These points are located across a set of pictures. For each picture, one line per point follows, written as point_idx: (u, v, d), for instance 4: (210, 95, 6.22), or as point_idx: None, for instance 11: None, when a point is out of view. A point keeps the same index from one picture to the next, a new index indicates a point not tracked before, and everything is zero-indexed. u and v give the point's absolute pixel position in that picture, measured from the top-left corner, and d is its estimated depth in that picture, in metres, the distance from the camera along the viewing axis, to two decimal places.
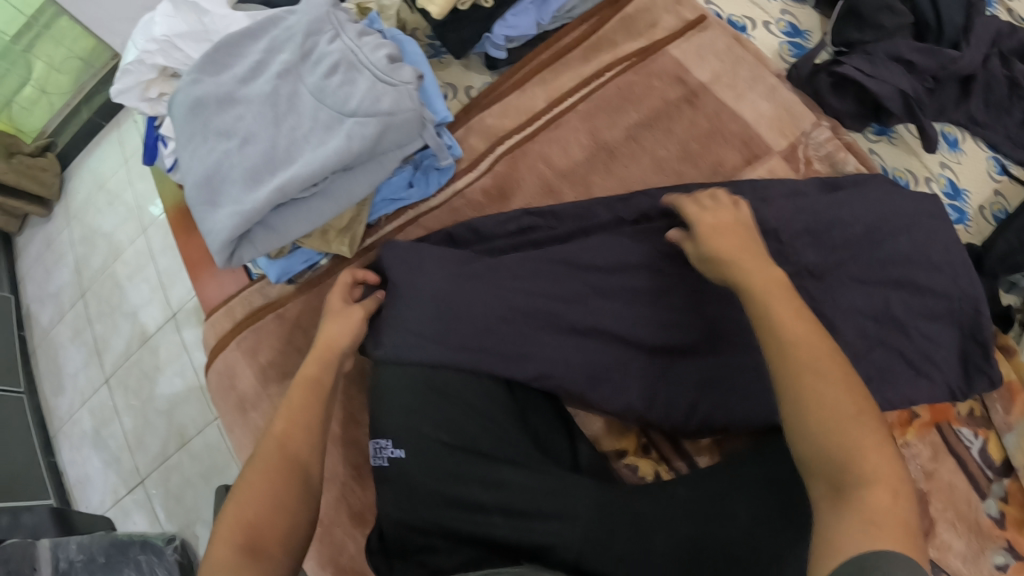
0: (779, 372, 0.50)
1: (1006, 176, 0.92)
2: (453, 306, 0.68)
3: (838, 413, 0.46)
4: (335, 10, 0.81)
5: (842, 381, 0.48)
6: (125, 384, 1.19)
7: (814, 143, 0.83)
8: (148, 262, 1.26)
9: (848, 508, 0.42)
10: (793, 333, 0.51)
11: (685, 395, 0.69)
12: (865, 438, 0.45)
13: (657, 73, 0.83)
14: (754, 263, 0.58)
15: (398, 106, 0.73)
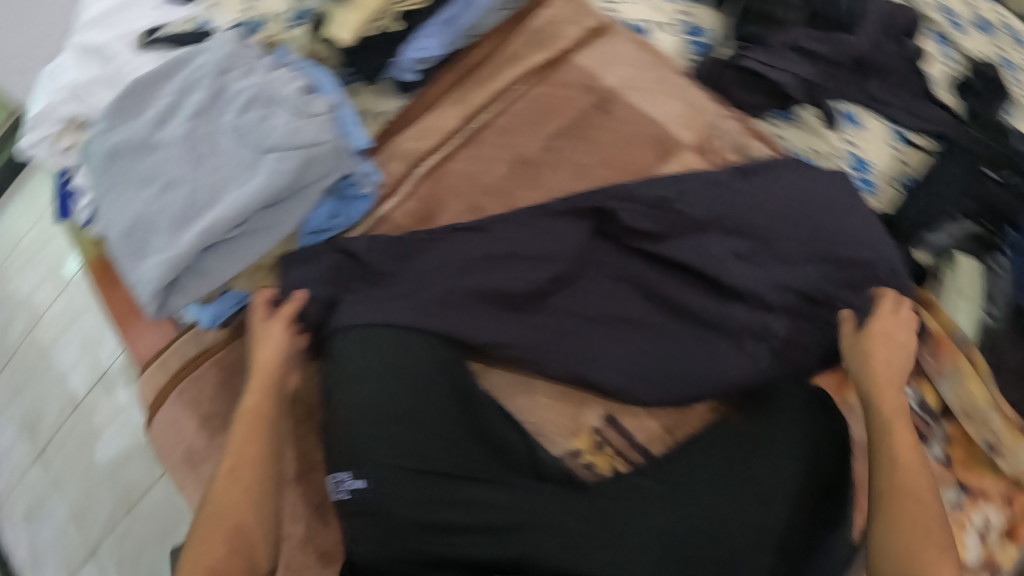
0: (882, 504, 0.69)
1: (906, 145, 0.95)
2: (407, 295, 0.74)
3: (919, 548, 0.65)
4: (243, 46, 0.82)
5: (914, 518, 0.67)
6: (62, 453, 1.15)
7: (723, 134, 0.86)
8: (78, 316, 1.22)
9: None
10: (906, 460, 0.70)
11: (631, 352, 0.77)
12: (927, 547, 0.65)
13: (567, 83, 0.86)
14: (903, 425, 0.72)
15: (319, 138, 0.75)
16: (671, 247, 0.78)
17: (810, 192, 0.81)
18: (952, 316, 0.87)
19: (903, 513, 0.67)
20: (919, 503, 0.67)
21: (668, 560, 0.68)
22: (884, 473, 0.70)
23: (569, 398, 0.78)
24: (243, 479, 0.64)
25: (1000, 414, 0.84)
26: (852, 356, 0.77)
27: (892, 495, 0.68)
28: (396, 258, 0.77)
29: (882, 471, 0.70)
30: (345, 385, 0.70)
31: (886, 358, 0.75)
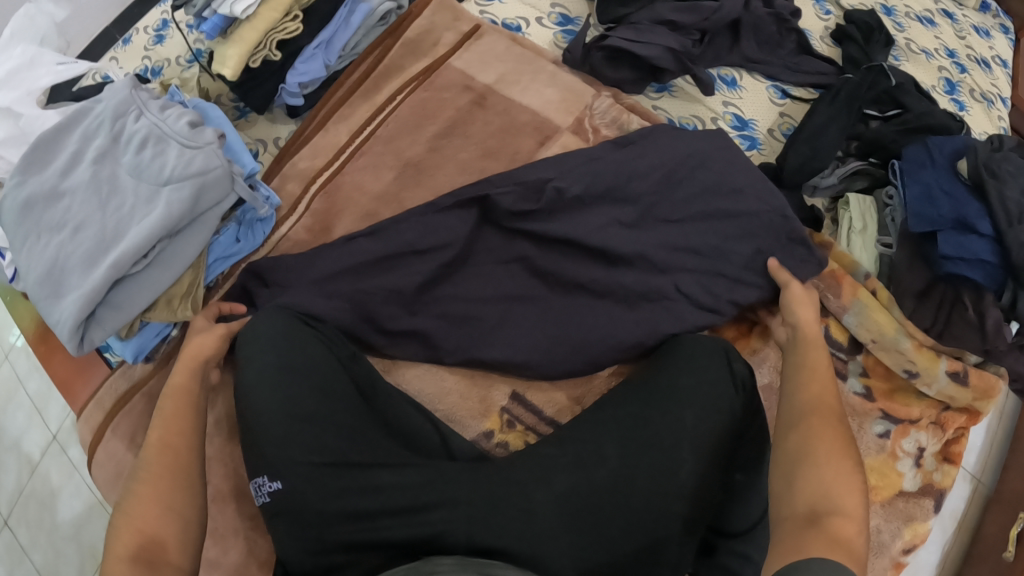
0: (801, 439, 0.63)
1: (787, 99, 1.00)
2: (313, 299, 0.78)
3: (832, 485, 0.58)
4: (137, 91, 0.87)
5: (828, 436, 0.62)
6: (25, 519, 1.22)
7: (599, 113, 0.91)
8: (18, 388, 1.30)
9: (820, 528, 0.55)
10: (827, 404, 0.66)
11: (526, 327, 0.79)
12: (840, 472, 0.59)
13: (445, 86, 0.91)
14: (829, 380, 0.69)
15: (207, 165, 0.79)
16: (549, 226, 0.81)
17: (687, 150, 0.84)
18: (849, 252, 0.89)
19: (817, 447, 0.62)
20: (832, 423, 0.63)
21: (578, 519, 0.67)
22: (797, 399, 0.67)
23: (477, 383, 0.81)
24: (179, 448, 0.66)
25: (910, 339, 0.85)
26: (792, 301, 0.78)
27: (803, 416, 0.65)
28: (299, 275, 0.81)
29: (795, 400, 0.67)
30: (249, 394, 0.73)
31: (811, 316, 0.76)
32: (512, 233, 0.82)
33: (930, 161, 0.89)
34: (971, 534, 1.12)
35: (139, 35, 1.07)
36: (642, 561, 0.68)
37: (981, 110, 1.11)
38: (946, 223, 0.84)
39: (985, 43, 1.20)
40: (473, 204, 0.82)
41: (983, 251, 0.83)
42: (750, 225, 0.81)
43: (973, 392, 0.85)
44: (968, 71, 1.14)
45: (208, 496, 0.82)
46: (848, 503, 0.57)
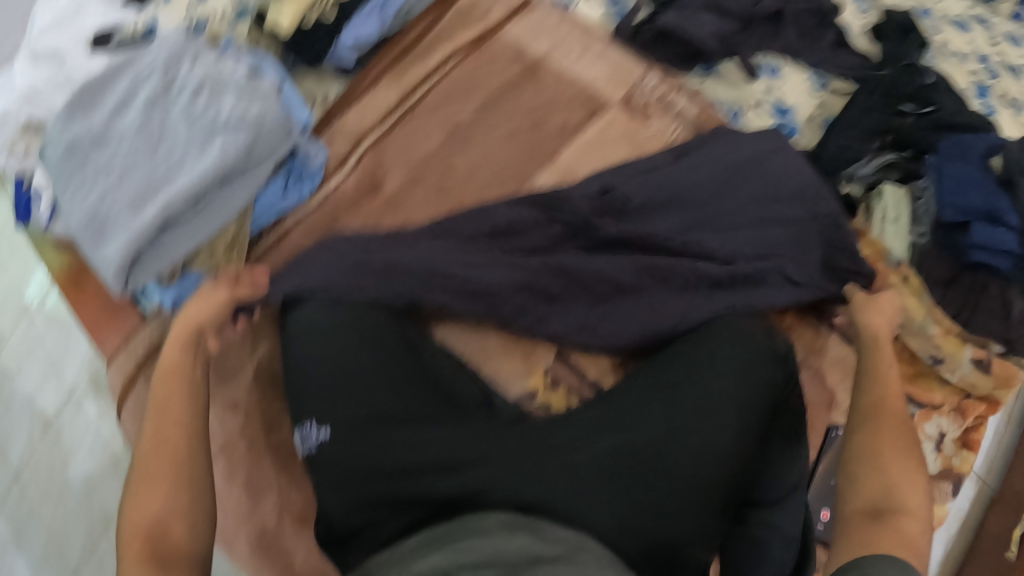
0: (869, 438, 0.70)
1: (826, 90, 1.01)
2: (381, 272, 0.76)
3: (897, 487, 0.66)
4: (191, 39, 0.86)
5: (893, 440, 0.69)
6: (36, 479, 1.22)
7: (646, 90, 0.92)
8: (35, 344, 1.29)
9: (884, 523, 0.63)
10: (890, 405, 0.72)
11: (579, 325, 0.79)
12: (908, 475, 0.67)
13: (496, 56, 0.92)
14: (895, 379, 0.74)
15: (266, 115, 0.80)
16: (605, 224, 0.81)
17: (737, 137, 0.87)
18: (882, 239, 0.89)
19: (885, 449, 0.68)
20: (898, 426, 0.70)
21: (623, 483, 0.68)
22: (866, 398, 0.73)
23: (520, 345, 0.82)
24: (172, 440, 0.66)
25: (936, 325, 0.87)
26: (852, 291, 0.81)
27: (874, 416, 0.72)
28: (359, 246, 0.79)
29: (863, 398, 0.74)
30: (301, 343, 0.74)
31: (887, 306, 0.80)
32: (576, 224, 0.81)
33: (963, 155, 0.91)
34: (974, 531, 1.10)
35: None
36: (686, 527, 0.68)
37: (1010, 117, 1.13)
38: (979, 215, 0.87)
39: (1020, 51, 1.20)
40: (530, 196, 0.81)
41: (1011, 243, 0.85)
42: (798, 222, 0.83)
43: (994, 379, 0.88)
44: (999, 76, 1.16)
45: (247, 448, 0.82)
46: (911, 502, 0.65)
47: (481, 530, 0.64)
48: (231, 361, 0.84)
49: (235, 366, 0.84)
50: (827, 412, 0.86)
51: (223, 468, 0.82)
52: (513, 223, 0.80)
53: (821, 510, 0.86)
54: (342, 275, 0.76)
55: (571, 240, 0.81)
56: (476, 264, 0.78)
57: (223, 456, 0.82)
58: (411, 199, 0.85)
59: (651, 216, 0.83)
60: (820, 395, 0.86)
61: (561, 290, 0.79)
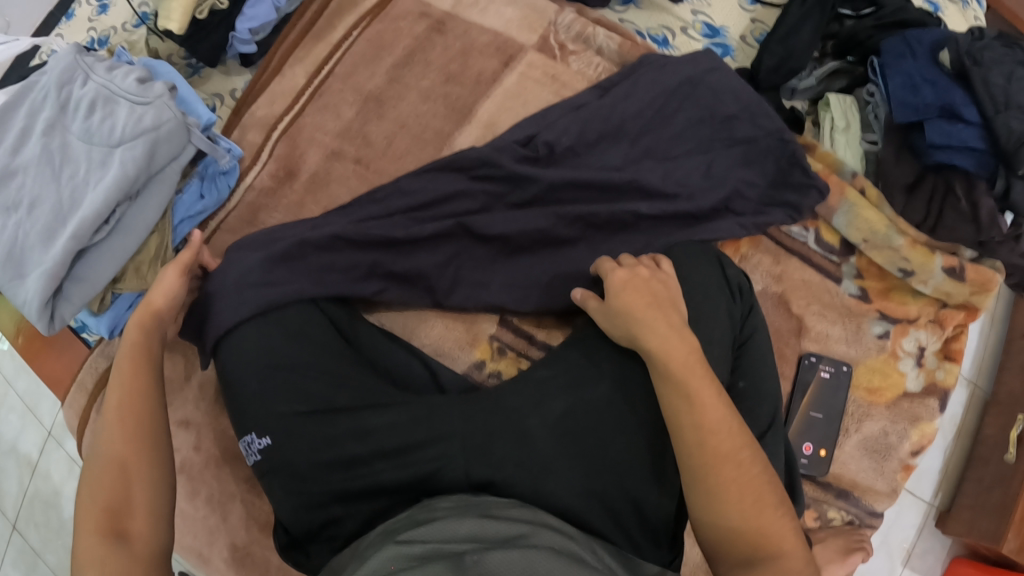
0: (704, 480, 0.56)
1: (758, 3, 0.94)
2: (298, 253, 0.72)
3: (756, 519, 0.55)
4: (80, 56, 0.82)
5: (741, 488, 0.55)
6: (33, 521, 1.21)
7: (563, 28, 0.86)
8: (8, 390, 1.26)
9: (751, 556, 0.54)
10: (708, 423, 0.57)
11: (518, 286, 0.75)
12: (760, 513, 0.55)
13: (400, 15, 0.86)
14: (699, 380, 0.59)
15: (160, 119, 0.75)
16: (540, 179, 0.76)
17: (663, 60, 0.82)
18: (834, 151, 0.85)
19: (733, 491, 0.55)
20: (738, 470, 0.56)
21: (576, 443, 0.67)
22: (690, 447, 0.57)
23: (463, 315, 0.77)
24: (124, 473, 0.59)
25: (903, 235, 0.82)
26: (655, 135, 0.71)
27: (705, 469, 0.56)
28: (270, 242, 0.74)
29: (687, 454, 0.58)
30: (230, 348, 0.70)
31: (635, 294, 0.66)
32: (506, 182, 0.76)
33: (910, 53, 0.85)
34: (972, 436, 1.09)
35: (83, 8, 1.00)
36: (646, 478, 0.66)
37: (955, 11, 1.07)
38: (931, 112, 0.81)
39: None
40: (449, 163, 0.76)
41: (970, 137, 0.79)
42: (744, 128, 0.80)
43: (970, 286, 0.82)
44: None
45: (205, 460, 0.79)
46: (782, 540, 0.54)
47: (435, 516, 0.58)
48: (174, 375, 0.81)
49: (179, 379, 0.81)
50: (797, 339, 0.82)
51: (184, 487, 0.79)
52: (444, 189, 0.76)
53: (803, 444, 0.81)
54: (254, 273, 0.70)
55: (504, 198, 0.76)
56: (399, 244, 0.73)
57: (183, 475, 0.79)
58: (330, 178, 0.81)
59: (589, 158, 0.79)
60: (788, 324, 0.83)
61: (493, 254, 0.75)
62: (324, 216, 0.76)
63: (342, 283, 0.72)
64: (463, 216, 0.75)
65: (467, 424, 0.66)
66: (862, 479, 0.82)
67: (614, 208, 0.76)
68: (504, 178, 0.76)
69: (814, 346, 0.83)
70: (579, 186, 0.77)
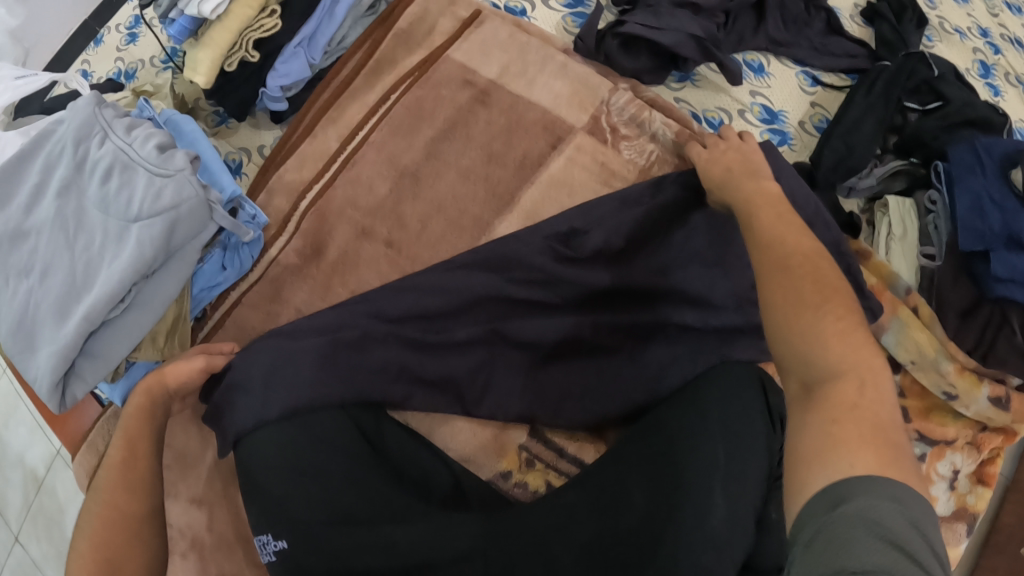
0: (786, 321, 0.50)
1: (818, 86, 0.93)
2: (321, 355, 0.68)
3: (839, 346, 0.47)
4: (101, 108, 0.72)
5: (845, 338, 0.47)
6: (36, 537, 1.17)
7: (616, 109, 0.85)
8: (19, 401, 1.22)
9: (814, 401, 0.45)
10: (791, 247, 0.55)
11: (544, 400, 0.73)
12: (850, 345, 0.47)
13: (442, 82, 0.84)
14: (777, 221, 0.58)
15: (180, 196, 0.68)
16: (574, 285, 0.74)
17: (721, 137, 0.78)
18: (888, 262, 0.82)
19: (800, 326, 0.49)
20: (808, 269, 0.52)
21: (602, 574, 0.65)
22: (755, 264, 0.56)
23: (491, 423, 0.76)
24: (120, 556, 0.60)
25: (951, 360, 0.78)
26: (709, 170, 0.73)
27: (775, 279, 0.52)
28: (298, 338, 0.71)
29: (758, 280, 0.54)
30: (251, 445, 0.67)
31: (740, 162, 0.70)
32: (543, 286, 0.74)
33: (980, 167, 0.79)
34: None
35: (110, 34, 0.94)
36: None
37: (1014, 95, 0.98)
38: (997, 240, 0.75)
39: (1021, 20, 1.05)
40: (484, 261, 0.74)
41: None
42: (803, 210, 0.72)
43: (1014, 415, 0.78)
44: (1002, 51, 1.01)
45: (217, 541, 0.77)
46: (847, 359, 0.46)
47: None
48: (190, 451, 0.79)
49: (196, 454, 0.79)
50: None
51: (194, 568, 0.76)
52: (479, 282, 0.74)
53: None
54: (273, 368, 0.68)
55: (537, 303, 0.74)
56: (431, 347, 0.71)
57: (194, 554, 0.76)
58: (360, 260, 0.78)
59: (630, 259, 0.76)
60: None
61: (526, 360, 0.73)
62: (350, 304, 0.73)
63: (370, 385, 0.69)
64: (494, 320, 0.73)
65: (490, 540, 0.67)
66: None
67: (656, 318, 0.73)
68: (543, 282, 0.74)
69: None
70: (618, 293, 0.75)
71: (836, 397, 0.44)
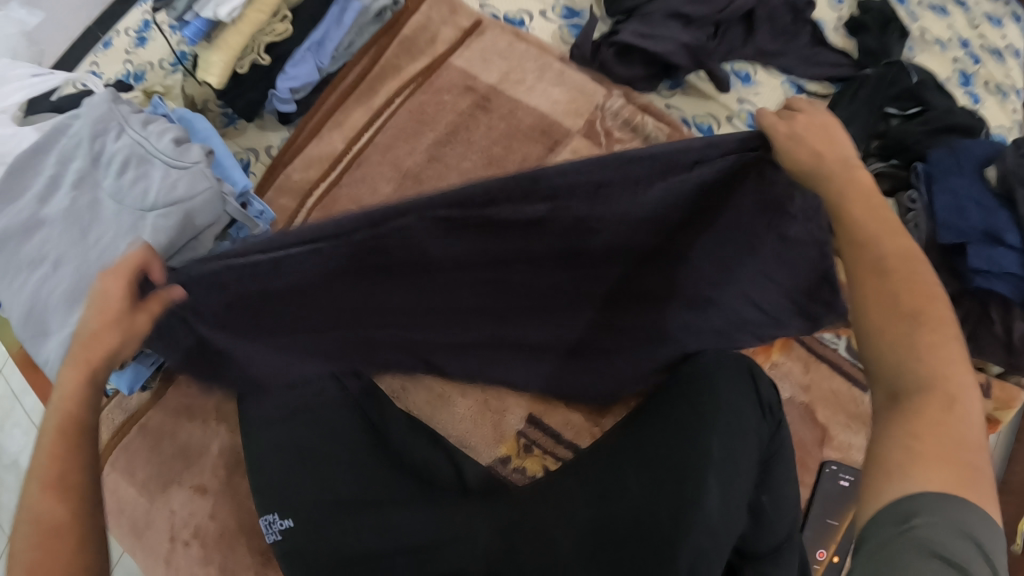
0: (866, 325, 0.45)
1: (804, 94, 0.97)
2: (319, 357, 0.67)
3: (928, 354, 0.42)
4: (117, 104, 0.75)
5: (935, 345, 0.42)
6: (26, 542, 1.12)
7: (610, 113, 0.90)
8: (14, 404, 1.20)
9: (902, 412, 0.41)
10: (888, 244, 0.46)
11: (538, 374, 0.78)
12: (940, 351, 0.42)
13: (445, 87, 0.89)
14: (871, 208, 0.48)
15: (194, 189, 0.71)
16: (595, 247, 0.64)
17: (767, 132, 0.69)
18: None
19: (878, 329, 0.44)
20: (911, 268, 0.45)
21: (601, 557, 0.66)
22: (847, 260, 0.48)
23: (490, 410, 0.78)
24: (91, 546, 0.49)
25: None
26: (785, 151, 0.52)
27: (861, 273, 0.46)
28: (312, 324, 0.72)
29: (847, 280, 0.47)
30: (258, 430, 0.70)
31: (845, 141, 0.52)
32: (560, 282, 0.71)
33: (957, 168, 0.83)
34: None
35: (120, 37, 0.97)
36: None
37: (993, 103, 1.02)
38: (975, 235, 0.78)
39: (1002, 32, 1.08)
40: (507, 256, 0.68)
41: (1009, 262, 0.76)
42: None
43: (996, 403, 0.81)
44: (982, 61, 1.05)
45: (219, 530, 0.77)
46: (941, 372, 0.41)
47: None
48: (195, 440, 0.81)
49: (200, 445, 0.81)
50: (820, 449, 0.82)
51: (196, 556, 0.77)
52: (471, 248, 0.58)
53: (816, 551, 0.80)
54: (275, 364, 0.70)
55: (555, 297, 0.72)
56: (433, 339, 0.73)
57: (196, 542, 0.77)
58: None
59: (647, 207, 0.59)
60: (813, 432, 0.83)
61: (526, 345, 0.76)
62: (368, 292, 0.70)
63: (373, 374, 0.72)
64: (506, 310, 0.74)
65: (492, 525, 0.69)
66: None
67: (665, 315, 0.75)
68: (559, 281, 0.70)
69: (836, 453, 0.83)
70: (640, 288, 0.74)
71: (921, 411, 0.40)
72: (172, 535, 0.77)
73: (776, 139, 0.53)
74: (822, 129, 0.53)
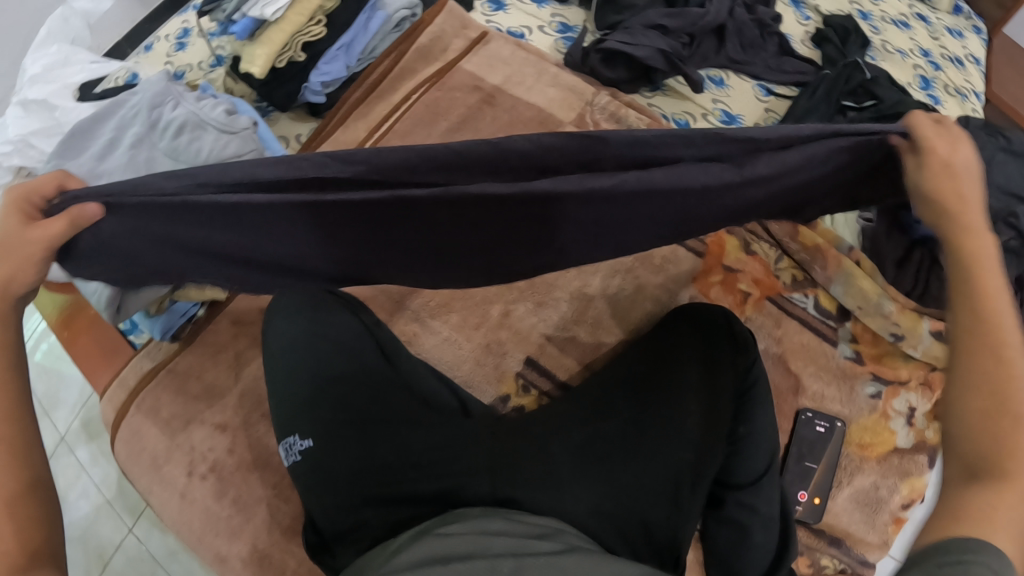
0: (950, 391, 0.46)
1: (771, 97, 1.10)
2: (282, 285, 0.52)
3: (998, 436, 0.44)
4: (172, 84, 0.88)
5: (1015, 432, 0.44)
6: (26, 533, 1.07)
7: (598, 108, 1.03)
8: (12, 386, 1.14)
9: (978, 486, 0.44)
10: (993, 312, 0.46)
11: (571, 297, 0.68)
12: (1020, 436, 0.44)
13: (456, 86, 1.03)
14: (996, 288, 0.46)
15: (243, 150, 0.85)
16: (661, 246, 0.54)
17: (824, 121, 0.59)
18: (831, 229, 0.93)
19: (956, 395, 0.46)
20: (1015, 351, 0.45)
21: (595, 467, 0.73)
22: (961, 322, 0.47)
23: (490, 353, 0.85)
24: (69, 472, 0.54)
25: (894, 302, 0.89)
26: (919, 177, 0.47)
27: (968, 335, 0.46)
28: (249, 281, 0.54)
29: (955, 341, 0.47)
30: (281, 360, 0.80)
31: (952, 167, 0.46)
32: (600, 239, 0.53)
33: None
34: None
35: (161, 42, 1.11)
36: (660, 505, 0.72)
37: (955, 103, 1.14)
38: None
39: (959, 42, 1.24)
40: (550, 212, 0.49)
41: None
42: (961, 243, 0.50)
43: None
44: (943, 68, 1.18)
45: (237, 464, 0.85)
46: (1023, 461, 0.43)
47: (462, 518, 0.65)
48: (219, 384, 0.89)
49: (222, 387, 0.89)
50: (795, 397, 0.90)
51: (213, 487, 0.84)
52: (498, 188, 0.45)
53: (798, 492, 0.86)
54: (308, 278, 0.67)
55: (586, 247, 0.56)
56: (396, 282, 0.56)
57: (213, 475, 0.84)
58: None
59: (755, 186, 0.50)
60: (787, 381, 0.91)
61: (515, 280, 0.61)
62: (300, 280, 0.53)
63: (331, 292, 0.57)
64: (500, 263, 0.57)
65: (494, 447, 0.73)
66: (855, 530, 0.86)
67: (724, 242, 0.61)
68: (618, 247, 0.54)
69: (810, 403, 0.90)
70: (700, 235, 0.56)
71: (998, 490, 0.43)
72: (190, 470, 0.84)
73: (927, 161, 0.46)
74: (966, 157, 0.46)
